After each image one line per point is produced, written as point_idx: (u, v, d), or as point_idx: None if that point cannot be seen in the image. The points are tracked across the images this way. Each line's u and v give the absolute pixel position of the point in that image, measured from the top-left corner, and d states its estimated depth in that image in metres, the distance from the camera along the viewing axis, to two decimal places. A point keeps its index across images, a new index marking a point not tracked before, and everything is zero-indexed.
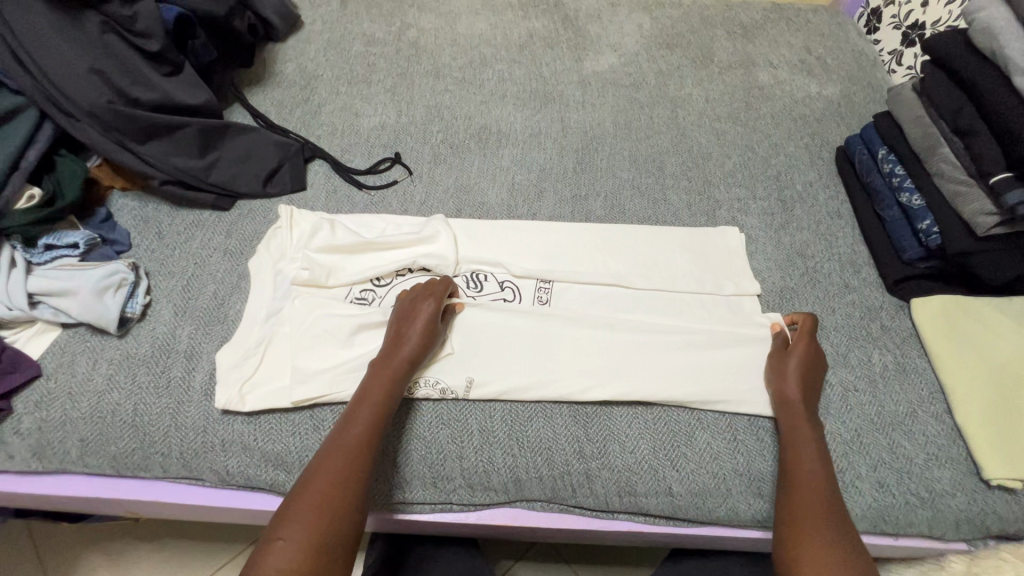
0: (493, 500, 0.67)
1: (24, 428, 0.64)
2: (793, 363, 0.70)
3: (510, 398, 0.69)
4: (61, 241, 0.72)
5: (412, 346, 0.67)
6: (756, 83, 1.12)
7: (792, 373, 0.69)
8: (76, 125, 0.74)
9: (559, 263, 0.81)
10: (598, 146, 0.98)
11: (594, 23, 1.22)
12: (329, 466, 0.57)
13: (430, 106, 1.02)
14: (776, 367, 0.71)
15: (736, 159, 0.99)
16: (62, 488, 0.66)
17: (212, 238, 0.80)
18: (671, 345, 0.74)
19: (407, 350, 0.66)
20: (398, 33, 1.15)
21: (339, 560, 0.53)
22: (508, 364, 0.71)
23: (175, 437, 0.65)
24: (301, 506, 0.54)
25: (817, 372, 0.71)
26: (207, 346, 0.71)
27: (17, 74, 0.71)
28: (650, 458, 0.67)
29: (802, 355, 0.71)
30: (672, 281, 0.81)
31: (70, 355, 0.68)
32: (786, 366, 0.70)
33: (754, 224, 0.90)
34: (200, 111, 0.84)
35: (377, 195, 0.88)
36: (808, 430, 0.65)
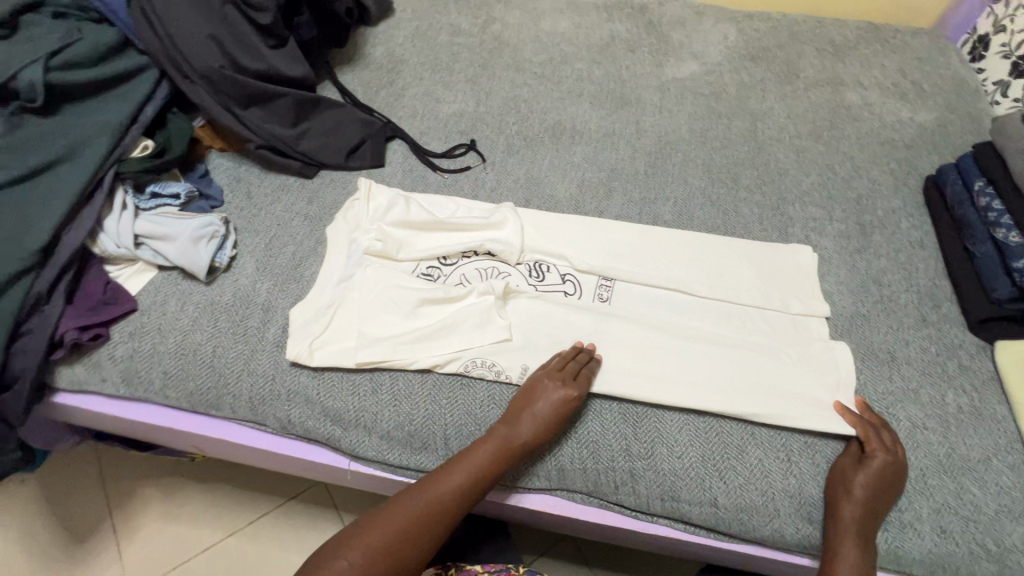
0: (533, 486, 0.68)
1: (118, 355, 0.71)
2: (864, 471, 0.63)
3: None
4: (165, 190, 0.78)
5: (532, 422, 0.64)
6: (843, 103, 1.08)
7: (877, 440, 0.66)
8: (191, 87, 0.80)
9: (622, 263, 0.81)
10: (672, 152, 0.97)
11: (678, 30, 1.21)
12: (407, 520, 0.60)
13: (508, 98, 1.04)
14: (844, 463, 0.66)
15: (815, 177, 0.95)
16: (143, 415, 0.73)
17: (295, 203, 0.85)
18: (730, 359, 0.73)
19: (526, 432, 0.64)
20: (483, 26, 1.18)
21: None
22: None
23: (246, 381, 0.70)
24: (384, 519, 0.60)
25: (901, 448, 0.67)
26: (282, 302, 0.75)
27: (147, 35, 0.78)
28: (697, 467, 0.66)
29: (877, 465, 0.64)
30: (739, 293, 0.79)
31: (162, 295, 0.74)
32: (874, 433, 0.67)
33: (828, 246, 0.87)
34: (297, 83, 0.88)
35: (450, 178, 0.91)
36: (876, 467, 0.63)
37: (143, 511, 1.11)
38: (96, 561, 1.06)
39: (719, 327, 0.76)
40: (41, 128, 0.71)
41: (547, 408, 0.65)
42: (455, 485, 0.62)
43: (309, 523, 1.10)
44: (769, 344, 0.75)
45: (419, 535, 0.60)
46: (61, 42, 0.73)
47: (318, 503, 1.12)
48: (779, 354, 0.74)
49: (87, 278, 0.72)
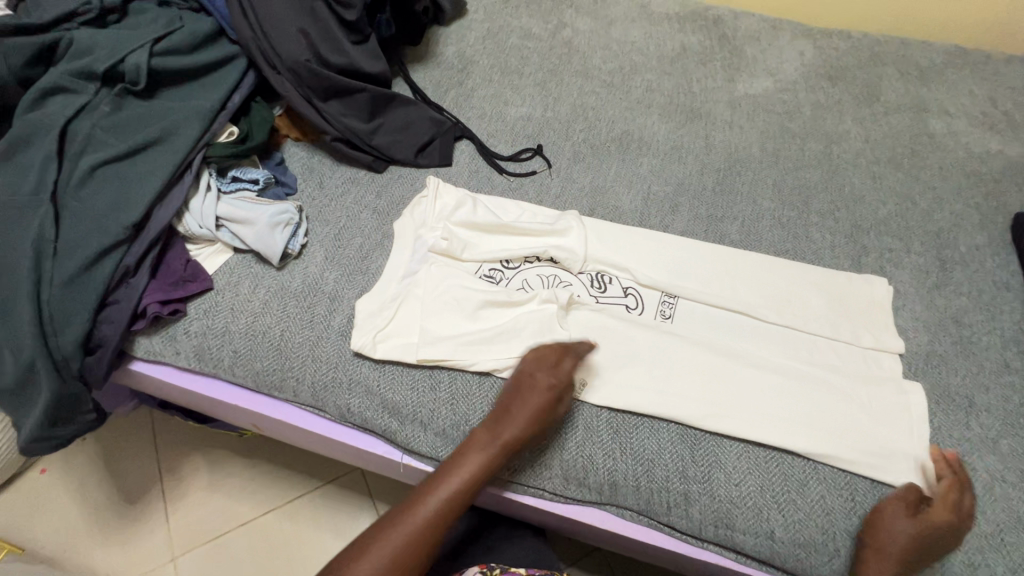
0: (584, 498, 0.68)
1: (193, 331, 0.74)
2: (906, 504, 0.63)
3: (620, 404, 0.69)
4: (245, 175, 0.81)
5: (529, 411, 0.64)
6: (926, 130, 1.04)
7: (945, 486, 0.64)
8: (276, 77, 0.83)
9: (687, 280, 0.80)
10: (741, 170, 0.95)
11: (753, 45, 1.18)
12: (425, 517, 0.62)
13: (575, 105, 1.04)
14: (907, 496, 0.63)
15: (892, 206, 0.92)
16: (211, 390, 0.76)
17: (365, 196, 0.87)
18: (794, 391, 0.71)
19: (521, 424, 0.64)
20: (554, 31, 1.18)
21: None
22: (625, 372, 0.71)
23: (311, 367, 0.72)
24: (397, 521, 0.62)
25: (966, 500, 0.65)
26: (348, 292, 0.77)
27: (241, 26, 0.81)
28: (756, 497, 0.65)
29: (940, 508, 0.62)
30: (806, 322, 0.77)
31: (236, 276, 0.77)
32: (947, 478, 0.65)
33: (904, 279, 0.83)
34: (374, 79, 0.90)
35: (515, 181, 0.91)
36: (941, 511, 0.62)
37: (190, 481, 1.15)
38: (146, 524, 1.11)
39: (784, 356, 0.74)
40: (142, 108, 0.75)
41: (542, 398, 0.65)
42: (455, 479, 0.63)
43: (344, 508, 1.13)
44: (837, 379, 0.72)
45: (435, 527, 0.62)
46: (164, 29, 0.77)
47: (354, 490, 1.15)
48: (846, 389, 0.72)
49: (171, 255, 0.75)
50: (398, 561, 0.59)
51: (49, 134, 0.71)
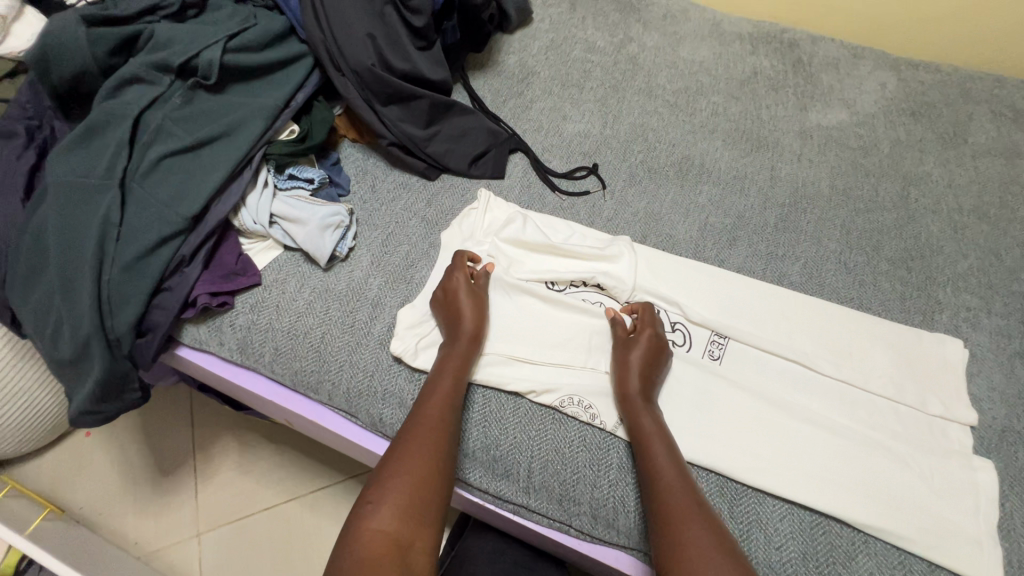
0: (613, 541, 0.65)
1: (238, 324, 0.75)
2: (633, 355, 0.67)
3: None
4: (301, 174, 0.82)
5: (467, 321, 0.70)
6: (1018, 178, 0.95)
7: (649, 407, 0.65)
8: (341, 79, 0.84)
9: (740, 320, 0.76)
10: (807, 207, 0.90)
11: (830, 73, 1.11)
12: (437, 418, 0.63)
13: (635, 125, 1.00)
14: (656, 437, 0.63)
15: (974, 260, 0.84)
16: (249, 383, 0.77)
17: (415, 203, 0.87)
18: (847, 453, 0.66)
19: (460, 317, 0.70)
20: (619, 45, 1.14)
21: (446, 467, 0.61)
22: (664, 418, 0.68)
23: (347, 373, 0.72)
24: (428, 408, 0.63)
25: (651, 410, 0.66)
26: (390, 300, 0.77)
27: (311, 27, 0.82)
28: (797, 564, 0.61)
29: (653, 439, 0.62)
30: (866, 379, 0.72)
31: (284, 273, 0.78)
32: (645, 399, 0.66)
33: (981, 342, 0.76)
34: (436, 87, 0.90)
35: (567, 200, 0.89)
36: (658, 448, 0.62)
37: (220, 460, 1.18)
38: (176, 497, 1.15)
39: (837, 413, 0.70)
40: (211, 102, 0.77)
41: (469, 307, 0.71)
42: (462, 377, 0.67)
43: None
44: (896, 445, 0.67)
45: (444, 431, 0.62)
46: (240, 26, 0.79)
47: None
48: (906, 460, 0.66)
49: (224, 248, 0.77)
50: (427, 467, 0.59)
51: (123, 122, 0.73)
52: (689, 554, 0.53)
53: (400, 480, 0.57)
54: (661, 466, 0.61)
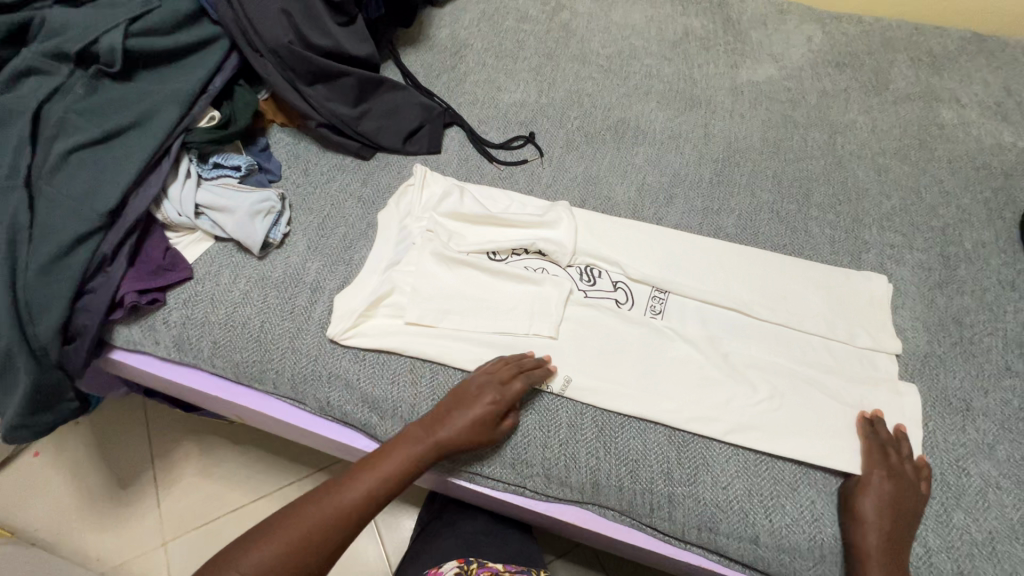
0: (566, 497, 0.67)
1: (172, 320, 0.73)
2: (867, 503, 0.60)
3: (604, 404, 0.67)
4: (227, 161, 0.79)
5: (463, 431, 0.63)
6: (936, 120, 1.00)
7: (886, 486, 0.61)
8: (259, 61, 0.81)
9: (679, 275, 0.77)
10: (740, 160, 0.92)
11: (758, 29, 1.13)
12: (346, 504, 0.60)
13: (571, 91, 1.00)
14: (868, 499, 0.60)
15: (897, 200, 0.88)
16: (191, 381, 0.75)
17: (350, 183, 0.85)
18: (784, 392, 0.69)
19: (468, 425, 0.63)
20: (551, 13, 1.13)
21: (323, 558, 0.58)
22: (616, 372, 0.69)
23: (290, 359, 0.71)
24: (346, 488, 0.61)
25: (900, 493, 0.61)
26: (329, 283, 0.75)
27: (221, 6, 0.79)
28: (743, 500, 0.63)
29: (875, 504, 0.60)
30: (800, 320, 0.75)
31: (217, 265, 0.75)
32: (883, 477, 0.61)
33: (905, 276, 0.80)
34: (362, 63, 0.87)
35: (506, 170, 0.89)
36: (881, 517, 0.59)
37: (182, 466, 1.15)
38: (137, 509, 1.11)
39: (775, 355, 0.72)
40: (120, 91, 0.73)
41: (461, 420, 0.63)
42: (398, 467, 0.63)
43: None
44: (826, 379, 0.70)
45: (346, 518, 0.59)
46: (142, 8, 0.75)
47: None
48: (835, 391, 0.70)
49: (149, 243, 0.74)
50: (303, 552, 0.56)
51: (21, 117, 0.68)
52: None
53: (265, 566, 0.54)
54: (868, 526, 0.59)
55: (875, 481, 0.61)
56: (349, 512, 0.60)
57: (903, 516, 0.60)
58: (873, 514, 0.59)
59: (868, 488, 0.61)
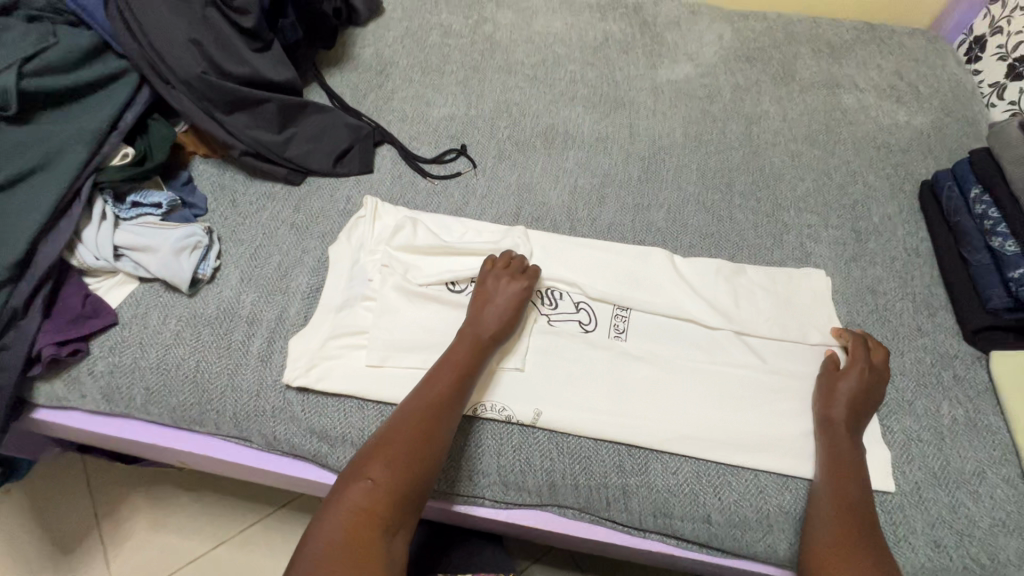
0: (526, 502, 0.67)
1: (98, 371, 0.69)
2: (844, 389, 0.68)
3: (561, 428, 0.67)
4: (146, 199, 0.76)
5: (495, 324, 0.68)
6: (839, 105, 1.07)
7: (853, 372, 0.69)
8: (173, 93, 0.78)
9: (638, 290, 0.78)
10: (665, 157, 0.96)
11: (673, 31, 1.19)
12: (406, 437, 0.58)
13: (499, 101, 1.02)
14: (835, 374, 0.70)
15: (810, 182, 0.94)
16: (126, 431, 0.71)
17: (281, 211, 0.83)
18: (738, 389, 0.71)
19: (494, 321, 0.68)
20: (474, 26, 1.15)
21: (420, 487, 0.57)
22: (585, 396, 0.69)
23: (230, 397, 0.68)
24: (391, 436, 0.58)
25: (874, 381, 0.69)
26: (267, 314, 0.73)
27: (125, 39, 0.76)
28: (692, 483, 0.65)
29: (845, 385, 0.68)
30: (756, 325, 0.76)
31: (143, 307, 0.72)
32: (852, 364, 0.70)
33: (823, 253, 0.86)
34: (283, 88, 0.86)
35: (440, 184, 0.90)
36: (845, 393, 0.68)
37: (130, 522, 1.08)
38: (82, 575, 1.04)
39: (741, 366, 0.73)
40: (19, 134, 0.69)
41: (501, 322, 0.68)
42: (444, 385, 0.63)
43: None
44: (789, 382, 0.72)
45: (424, 445, 0.58)
46: (36, 47, 0.71)
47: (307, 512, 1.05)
48: (801, 398, 0.71)
49: (65, 292, 0.70)
50: (379, 498, 0.54)
51: None
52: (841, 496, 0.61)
53: (348, 524, 0.52)
54: (835, 402, 0.68)
55: (849, 367, 0.70)
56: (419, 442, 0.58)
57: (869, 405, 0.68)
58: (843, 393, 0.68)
59: (845, 378, 0.69)
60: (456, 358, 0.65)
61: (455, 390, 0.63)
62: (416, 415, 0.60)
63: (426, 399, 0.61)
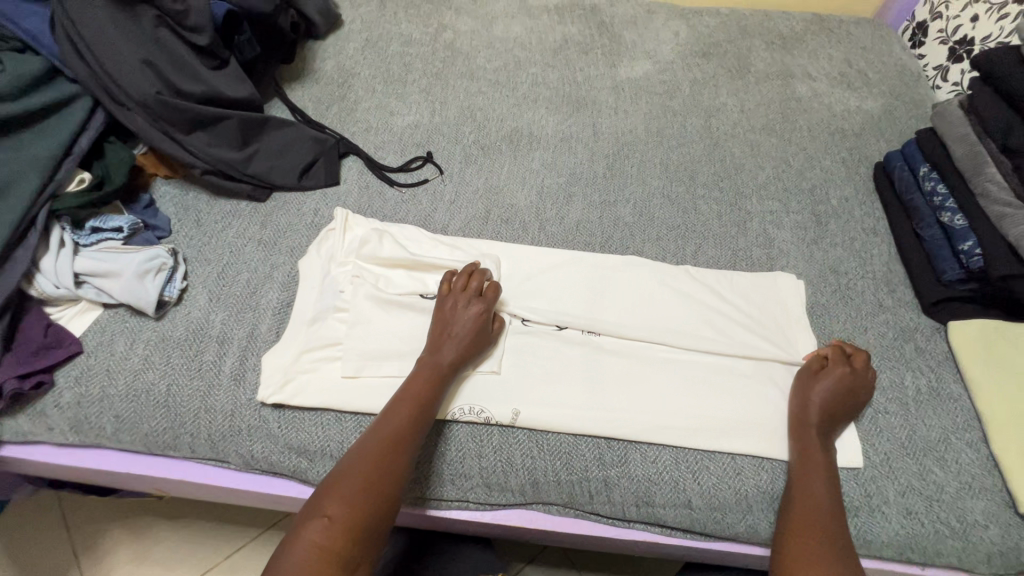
0: (509, 502, 0.67)
1: (64, 402, 0.67)
2: (819, 389, 0.69)
3: (539, 426, 0.67)
4: (106, 224, 0.74)
5: (453, 348, 0.68)
6: (794, 94, 1.11)
7: (834, 378, 0.69)
8: (128, 115, 0.77)
9: (608, 287, 0.80)
10: (629, 153, 0.98)
11: (630, 30, 1.21)
12: (361, 471, 0.58)
13: (463, 107, 1.03)
14: (807, 376, 0.71)
15: (770, 170, 0.97)
16: (97, 462, 0.69)
17: (248, 227, 0.82)
18: (709, 376, 0.73)
19: (451, 346, 0.68)
20: (435, 34, 1.16)
21: (375, 523, 0.57)
22: (561, 392, 0.70)
23: (204, 419, 0.67)
24: (347, 471, 0.58)
25: (854, 393, 0.69)
26: (238, 332, 0.73)
27: (75, 63, 0.74)
28: (671, 470, 0.66)
29: (819, 389, 0.69)
30: (725, 312, 0.78)
31: (109, 334, 0.71)
32: (835, 372, 0.70)
33: (786, 238, 0.88)
34: (242, 105, 0.86)
35: (408, 192, 0.90)
36: (820, 398, 0.68)
37: (112, 557, 1.05)
38: None
39: (712, 353, 0.74)
40: None
41: (459, 345, 0.68)
42: (402, 415, 0.62)
43: None
44: (758, 365, 0.74)
45: (376, 479, 0.58)
46: None
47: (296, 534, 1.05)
48: (773, 380, 0.73)
49: (25, 323, 0.68)
50: (333, 535, 0.54)
51: None
52: (808, 501, 0.62)
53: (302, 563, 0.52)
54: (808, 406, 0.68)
55: (829, 374, 0.70)
56: (376, 475, 0.58)
57: (846, 412, 0.68)
58: (817, 397, 0.68)
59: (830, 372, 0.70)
60: (414, 388, 0.64)
61: (414, 420, 0.62)
62: (372, 448, 0.60)
63: (383, 433, 0.61)
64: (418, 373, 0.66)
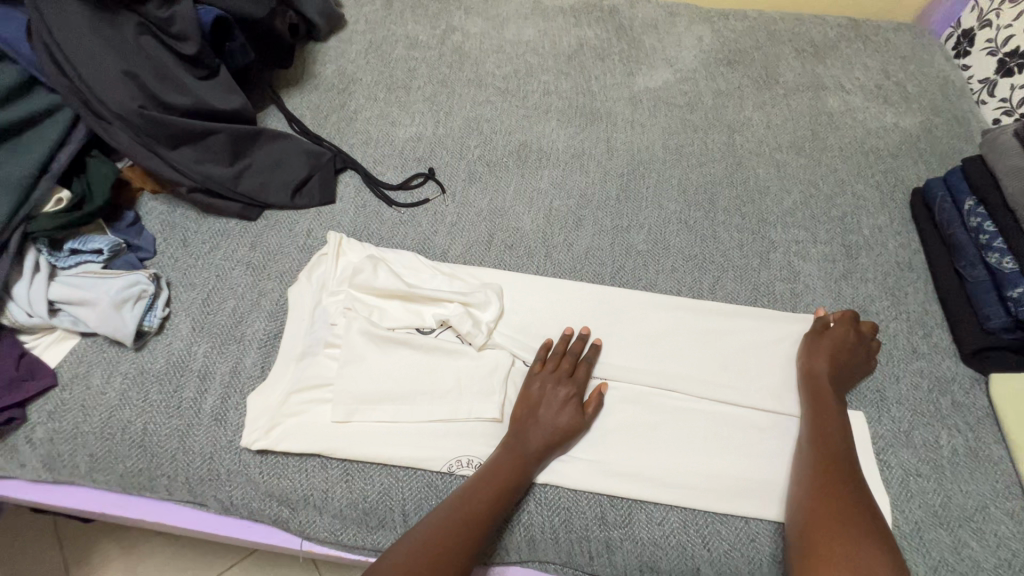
0: (503, 560, 0.63)
1: (36, 439, 0.63)
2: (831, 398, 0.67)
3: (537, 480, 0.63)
4: (85, 246, 0.70)
5: (539, 430, 0.63)
6: (825, 109, 1.03)
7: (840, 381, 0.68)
8: (109, 129, 0.73)
9: (617, 324, 0.74)
10: (645, 171, 0.91)
11: (651, 34, 1.13)
12: (434, 548, 0.54)
13: (469, 118, 0.97)
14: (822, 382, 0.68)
15: (798, 194, 0.90)
16: (73, 500, 0.66)
17: (236, 249, 0.78)
18: (723, 427, 0.67)
19: (538, 432, 0.63)
20: (442, 37, 1.09)
21: None
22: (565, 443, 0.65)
23: (182, 461, 0.63)
24: (420, 545, 0.54)
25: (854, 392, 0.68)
26: (221, 367, 0.68)
27: (53, 74, 0.70)
28: (679, 534, 0.61)
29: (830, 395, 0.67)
30: (743, 356, 0.73)
31: (86, 365, 0.67)
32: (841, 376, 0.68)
33: (812, 271, 0.81)
34: (233, 117, 0.81)
35: (407, 213, 0.84)
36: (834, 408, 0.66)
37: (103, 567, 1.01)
38: None
39: (728, 401, 0.69)
40: None
41: (546, 431, 0.63)
42: (486, 495, 0.58)
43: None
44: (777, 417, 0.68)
45: (447, 558, 0.54)
46: None
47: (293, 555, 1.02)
48: (794, 436, 0.67)
49: None
50: None
51: None
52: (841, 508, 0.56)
53: None
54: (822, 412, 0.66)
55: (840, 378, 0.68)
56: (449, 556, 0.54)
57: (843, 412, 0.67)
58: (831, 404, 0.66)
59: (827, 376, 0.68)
60: (501, 471, 0.60)
61: (496, 502, 0.58)
62: (449, 522, 0.56)
63: (462, 512, 0.57)
64: (505, 455, 0.61)
